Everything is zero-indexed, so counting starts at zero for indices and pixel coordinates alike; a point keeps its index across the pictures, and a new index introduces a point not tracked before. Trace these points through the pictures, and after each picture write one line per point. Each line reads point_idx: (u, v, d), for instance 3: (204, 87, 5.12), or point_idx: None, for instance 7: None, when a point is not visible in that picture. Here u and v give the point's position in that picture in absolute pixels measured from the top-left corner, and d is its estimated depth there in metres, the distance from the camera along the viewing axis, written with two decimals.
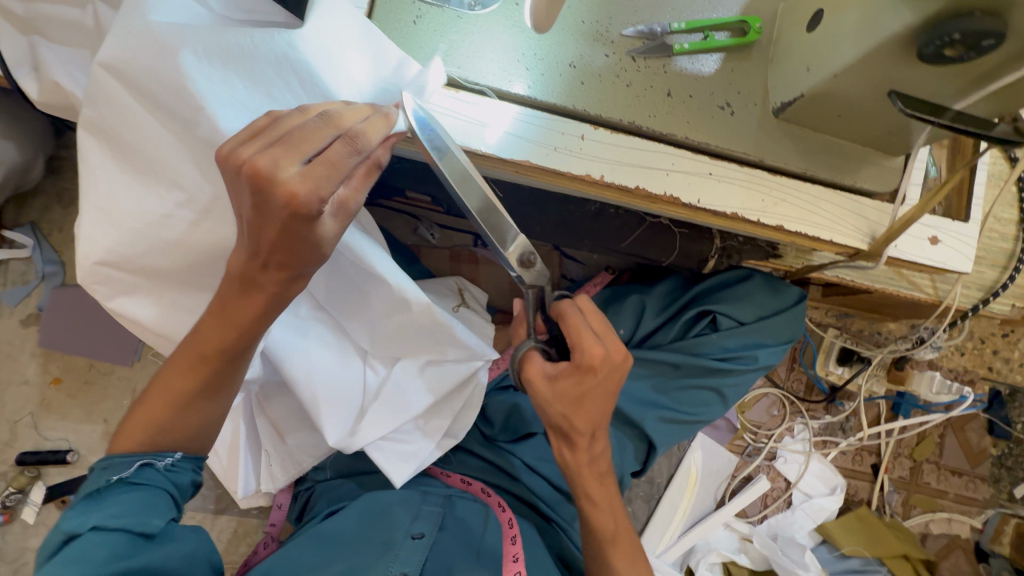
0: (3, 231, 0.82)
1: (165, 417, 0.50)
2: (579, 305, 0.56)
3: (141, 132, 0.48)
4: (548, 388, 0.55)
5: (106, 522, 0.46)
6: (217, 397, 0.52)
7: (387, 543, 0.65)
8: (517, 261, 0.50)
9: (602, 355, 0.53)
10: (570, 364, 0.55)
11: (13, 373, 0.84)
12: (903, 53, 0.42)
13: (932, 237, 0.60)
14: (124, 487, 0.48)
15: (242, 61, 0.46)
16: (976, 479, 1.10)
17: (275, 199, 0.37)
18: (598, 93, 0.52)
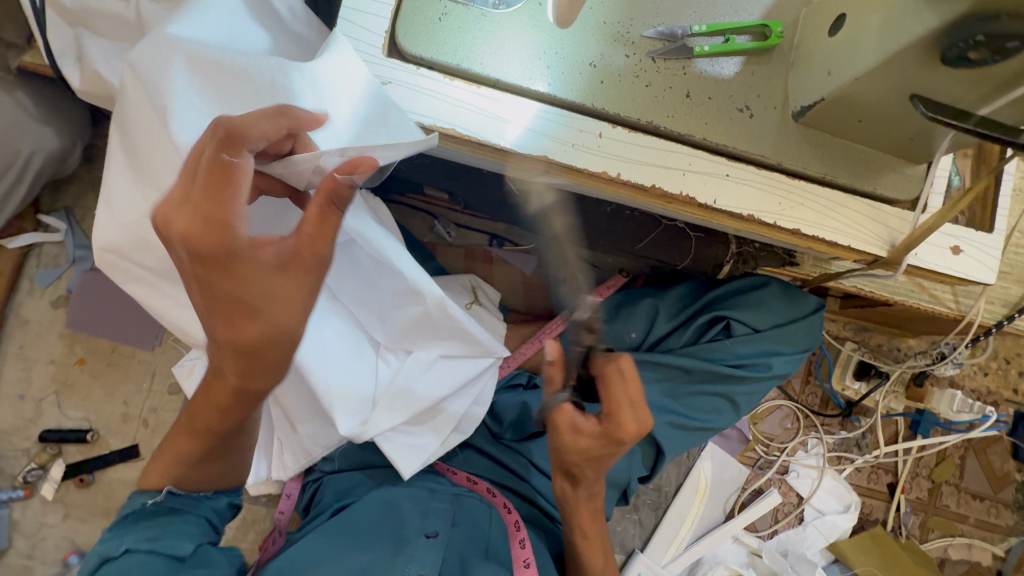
0: (39, 215, 0.86)
1: (177, 466, 0.55)
2: (623, 370, 0.54)
3: (137, 128, 0.51)
4: (572, 440, 0.57)
5: (140, 544, 0.53)
6: (221, 459, 0.56)
7: (399, 539, 0.66)
8: None
9: (634, 430, 0.54)
10: (600, 431, 0.56)
11: (41, 352, 0.87)
12: (925, 58, 0.43)
13: (954, 246, 0.59)
14: (160, 511, 0.55)
15: (230, 85, 0.49)
16: (998, 504, 1.06)
17: (178, 235, 0.41)
18: (618, 91, 0.53)
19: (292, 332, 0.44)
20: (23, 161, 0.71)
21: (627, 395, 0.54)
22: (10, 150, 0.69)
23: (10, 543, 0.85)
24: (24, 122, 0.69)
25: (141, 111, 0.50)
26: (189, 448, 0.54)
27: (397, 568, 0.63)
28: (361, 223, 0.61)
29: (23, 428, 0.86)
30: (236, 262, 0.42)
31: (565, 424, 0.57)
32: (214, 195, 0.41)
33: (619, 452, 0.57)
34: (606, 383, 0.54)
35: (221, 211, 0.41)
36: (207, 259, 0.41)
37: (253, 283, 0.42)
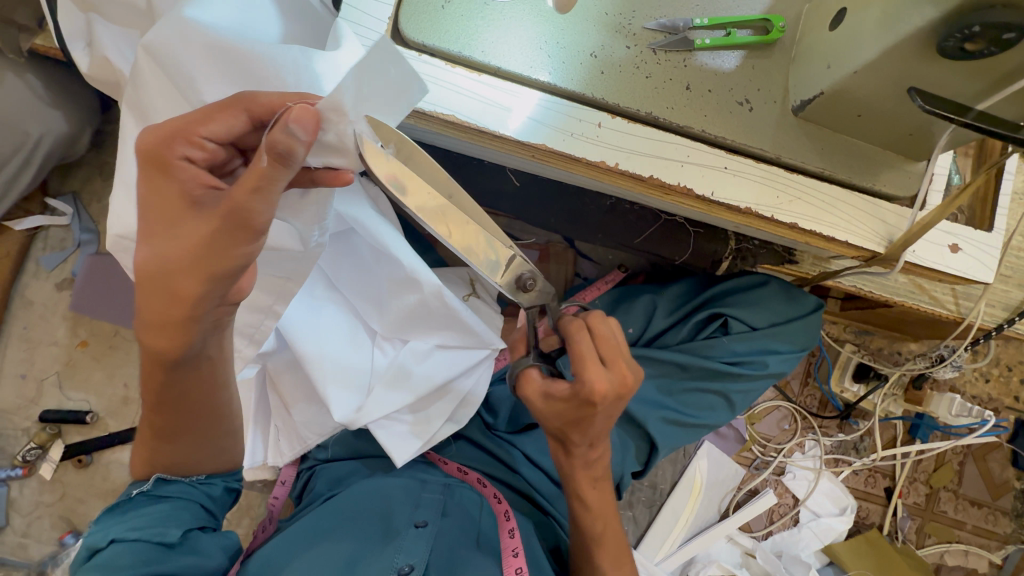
0: (46, 198, 0.87)
1: (144, 445, 0.55)
2: (591, 326, 0.53)
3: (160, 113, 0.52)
4: (546, 407, 0.56)
5: (128, 533, 0.52)
6: (185, 437, 0.54)
7: (389, 530, 0.66)
8: (515, 284, 0.50)
9: (605, 390, 0.52)
10: (574, 396, 0.53)
11: (44, 334, 0.88)
12: (923, 50, 0.43)
13: (953, 245, 0.59)
14: (150, 499, 0.55)
15: (241, 66, 0.49)
16: (996, 511, 1.05)
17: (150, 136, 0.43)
18: (619, 82, 0.54)
19: (187, 292, 0.43)
20: (31, 142, 0.72)
21: (593, 351, 0.52)
22: (19, 132, 0.70)
23: (8, 521, 0.86)
24: (34, 105, 0.70)
25: (161, 91, 0.51)
26: (144, 426, 0.54)
27: (385, 557, 0.62)
28: (360, 212, 0.62)
29: (25, 408, 0.87)
30: (173, 180, 0.43)
31: (534, 390, 0.56)
32: (199, 121, 0.42)
33: (597, 415, 0.54)
34: (572, 339, 0.53)
35: (185, 127, 0.42)
36: (164, 171, 0.43)
37: (177, 214, 0.43)
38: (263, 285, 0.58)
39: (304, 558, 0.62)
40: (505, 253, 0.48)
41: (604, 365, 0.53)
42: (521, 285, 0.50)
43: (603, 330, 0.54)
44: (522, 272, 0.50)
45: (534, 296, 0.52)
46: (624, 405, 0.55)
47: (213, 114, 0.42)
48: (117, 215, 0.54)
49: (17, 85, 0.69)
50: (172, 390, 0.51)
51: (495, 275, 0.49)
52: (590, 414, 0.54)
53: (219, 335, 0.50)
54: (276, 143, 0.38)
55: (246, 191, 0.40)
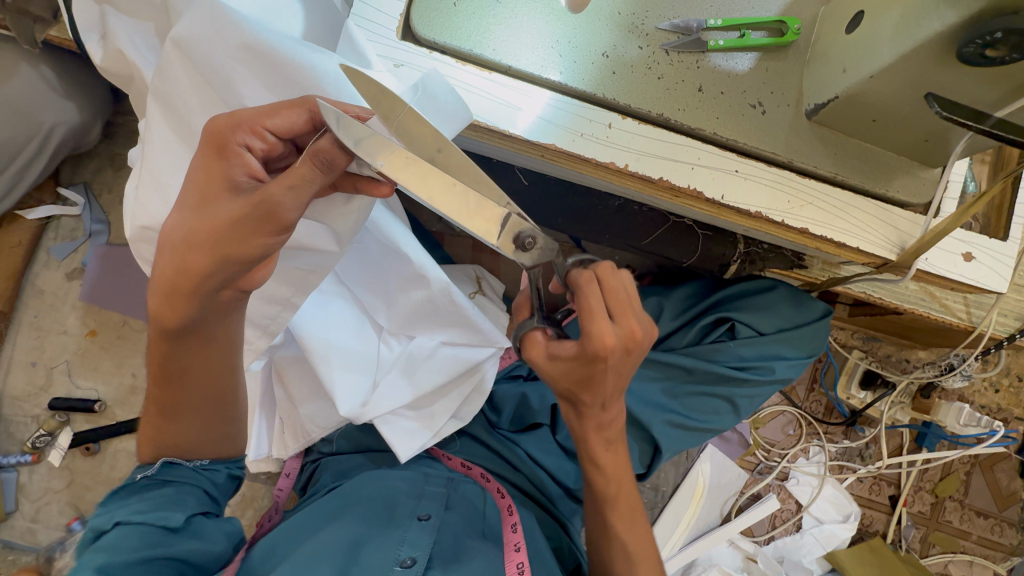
0: (58, 188, 0.88)
1: (149, 425, 0.56)
2: (600, 279, 0.49)
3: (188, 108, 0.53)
4: (553, 367, 0.52)
5: (130, 516, 0.52)
6: (189, 419, 0.55)
7: (392, 520, 0.66)
8: (513, 244, 0.45)
9: (614, 344, 0.47)
10: (580, 351, 0.49)
11: (54, 322, 0.89)
12: (941, 55, 0.42)
13: (966, 253, 0.58)
14: (155, 483, 0.55)
15: (274, 68, 0.50)
16: (1003, 522, 1.04)
17: (219, 121, 0.45)
18: (630, 82, 0.53)
19: (198, 268, 0.44)
20: (42, 133, 0.72)
21: (600, 303, 0.47)
22: (30, 122, 0.70)
23: (18, 506, 0.87)
24: (47, 95, 0.71)
25: (190, 85, 0.52)
26: (149, 404, 0.55)
27: (389, 547, 0.62)
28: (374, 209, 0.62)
29: (35, 395, 0.88)
30: (225, 162, 0.44)
31: (539, 353, 0.52)
32: (268, 113, 0.44)
33: (607, 372, 0.49)
34: (579, 292, 0.48)
35: (254, 117, 0.44)
36: (222, 154, 0.44)
37: (214, 192, 0.44)
38: (282, 276, 0.58)
39: (306, 543, 0.62)
40: (496, 212, 0.43)
41: (612, 319, 0.48)
42: (520, 244, 0.45)
43: (613, 282, 0.49)
44: (521, 231, 0.44)
45: (538, 256, 0.46)
46: (635, 361, 0.50)
47: (280, 110, 0.44)
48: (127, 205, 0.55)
49: (31, 75, 0.69)
50: (187, 372, 0.52)
51: (492, 238, 0.44)
52: (602, 373, 0.49)
53: (225, 320, 0.50)
54: (323, 150, 0.42)
55: (282, 187, 0.42)
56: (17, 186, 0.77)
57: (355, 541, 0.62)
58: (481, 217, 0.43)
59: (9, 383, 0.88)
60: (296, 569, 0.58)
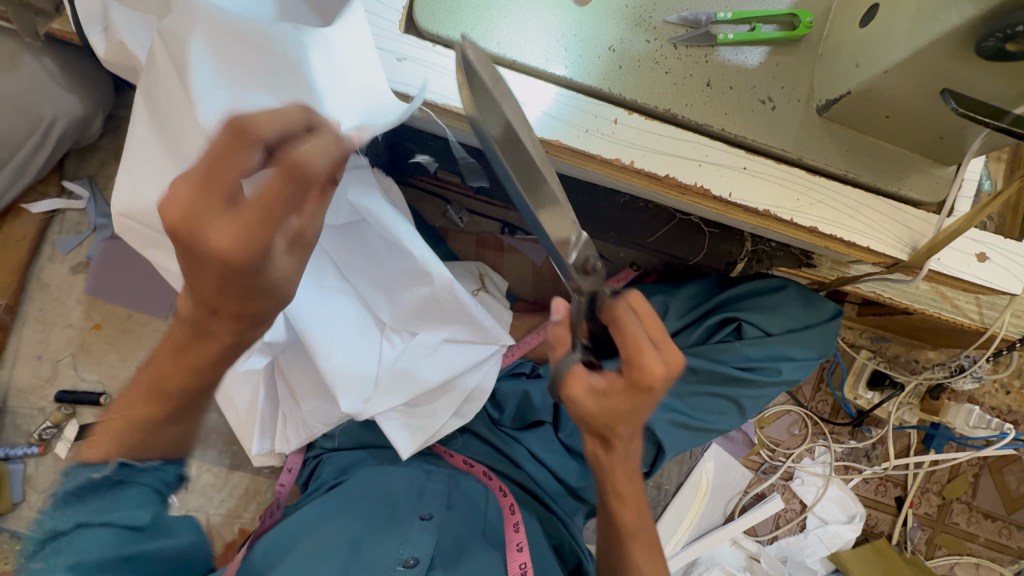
0: (62, 181, 0.88)
1: (128, 432, 0.48)
2: (635, 309, 0.46)
3: (172, 100, 0.51)
4: (596, 404, 0.49)
5: (96, 518, 0.50)
6: (184, 422, 0.50)
7: (395, 519, 0.66)
8: (577, 267, 0.45)
9: (662, 373, 0.46)
10: (624, 382, 0.47)
11: (59, 315, 0.89)
12: (959, 50, 0.41)
13: (980, 253, 0.57)
14: (106, 484, 0.49)
15: (245, 54, 0.48)
16: (1011, 525, 1.03)
17: (209, 250, 0.36)
18: (636, 77, 0.52)
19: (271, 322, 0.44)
20: (45, 126, 0.72)
21: (647, 334, 0.46)
22: (33, 115, 0.70)
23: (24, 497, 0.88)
24: (48, 87, 0.70)
25: (169, 75, 0.50)
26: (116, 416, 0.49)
27: (390, 546, 0.62)
28: (375, 203, 0.61)
29: (41, 388, 0.88)
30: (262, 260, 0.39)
31: (583, 387, 0.48)
32: (247, 202, 0.36)
33: (651, 402, 0.48)
34: (619, 325, 0.46)
35: (249, 214, 0.36)
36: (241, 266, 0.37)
37: (264, 279, 0.40)
38: None
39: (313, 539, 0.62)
40: (573, 233, 0.43)
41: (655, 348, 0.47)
42: (583, 268, 0.45)
43: (645, 309, 0.47)
44: (590, 256, 0.44)
45: (593, 284, 0.46)
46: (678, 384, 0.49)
47: (268, 182, 0.37)
48: (123, 201, 0.54)
49: (35, 68, 0.69)
50: (178, 376, 0.46)
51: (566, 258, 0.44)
52: (646, 403, 0.48)
53: None
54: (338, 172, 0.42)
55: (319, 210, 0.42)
56: (20, 179, 0.77)
57: (358, 539, 0.63)
58: (555, 232, 0.43)
59: (14, 375, 0.88)
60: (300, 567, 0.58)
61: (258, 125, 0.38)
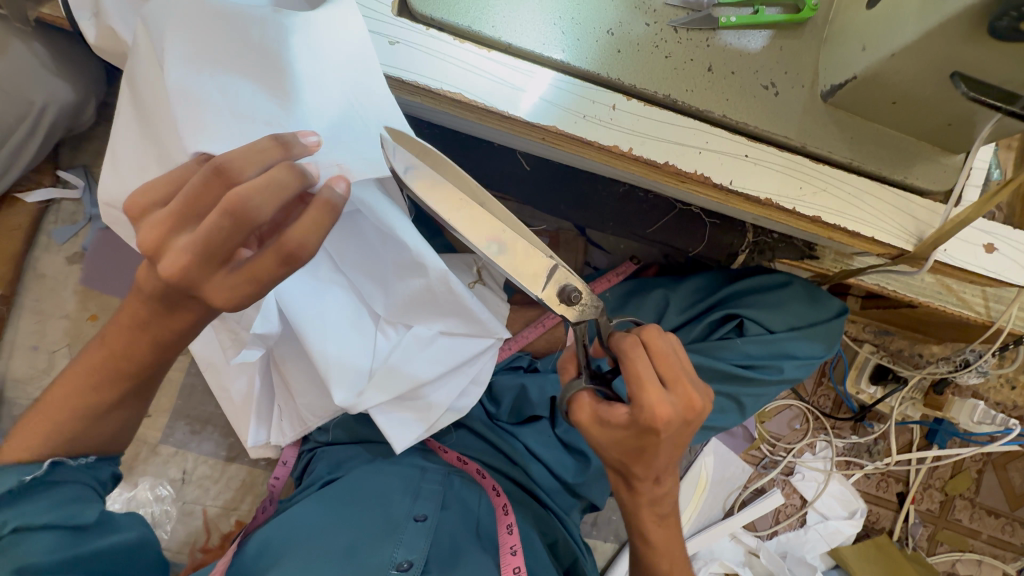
0: (57, 171, 0.87)
1: (69, 424, 0.48)
2: (646, 344, 0.48)
3: (146, 82, 0.50)
4: (602, 435, 0.49)
5: (31, 521, 0.45)
6: (134, 404, 0.51)
7: (390, 522, 0.65)
8: (560, 298, 0.48)
9: (668, 416, 0.46)
10: (630, 420, 0.47)
11: (54, 306, 0.89)
12: (971, 30, 0.39)
13: (988, 244, 0.56)
14: (40, 486, 0.47)
15: (217, 36, 0.46)
16: (1014, 522, 1.02)
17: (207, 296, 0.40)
18: (635, 61, 0.51)
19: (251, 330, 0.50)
20: (36, 112, 0.72)
21: (652, 372, 0.46)
22: (23, 100, 0.70)
23: None
24: (38, 73, 0.70)
25: (146, 58, 0.49)
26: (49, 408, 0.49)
27: (385, 548, 0.62)
28: (367, 193, 0.57)
29: (36, 379, 0.88)
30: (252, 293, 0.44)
31: (590, 416, 0.49)
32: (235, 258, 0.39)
33: (660, 444, 0.48)
34: (626, 358, 0.47)
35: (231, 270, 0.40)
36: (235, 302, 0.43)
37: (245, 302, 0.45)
38: None
39: (308, 541, 0.61)
40: (545, 263, 0.46)
41: (665, 389, 0.47)
42: (566, 297, 0.48)
43: (660, 347, 0.48)
44: (567, 285, 0.47)
45: (583, 311, 0.49)
46: (692, 429, 0.49)
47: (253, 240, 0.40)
48: (111, 188, 0.53)
49: (23, 53, 0.68)
50: (129, 359, 0.47)
51: (538, 290, 0.47)
52: (654, 445, 0.48)
53: None
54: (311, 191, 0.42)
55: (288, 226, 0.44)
56: (12, 167, 0.76)
57: (352, 542, 0.62)
58: (527, 267, 0.46)
59: (11, 366, 0.88)
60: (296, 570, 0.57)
61: (238, 167, 0.38)
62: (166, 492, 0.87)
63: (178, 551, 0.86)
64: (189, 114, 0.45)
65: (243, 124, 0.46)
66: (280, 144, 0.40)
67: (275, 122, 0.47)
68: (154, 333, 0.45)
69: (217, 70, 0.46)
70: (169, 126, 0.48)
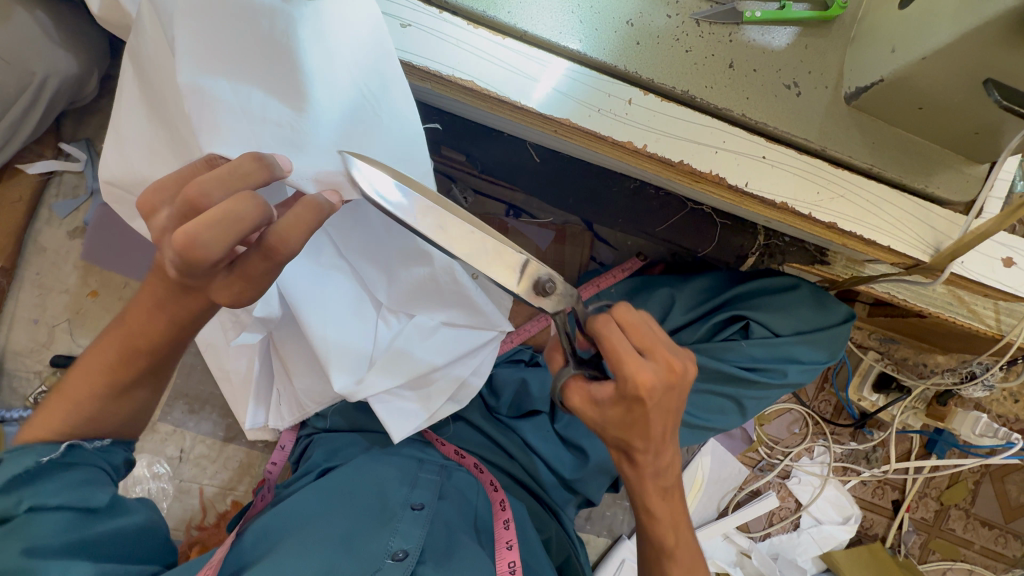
0: (59, 144, 0.86)
1: (85, 407, 0.48)
2: (618, 319, 0.46)
3: (156, 64, 0.49)
4: (597, 415, 0.49)
5: (44, 501, 0.45)
6: (152, 386, 0.51)
7: (386, 512, 0.64)
8: (533, 288, 0.44)
9: (651, 382, 0.44)
10: (616, 393, 0.46)
11: (56, 281, 0.88)
12: (1008, 39, 0.37)
13: (1006, 258, 0.55)
14: (54, 468, 0.47)
15: (223, 24, 0.44)
16: (1007, 534, 1.02)
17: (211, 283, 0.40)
18: (654, 55, 0.49)
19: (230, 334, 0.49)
20: (38, 83, 0.70)
21: (629, 343, 0.45)
22: (24, 71, 0.68)
23: None
24: (41, 43, 0.68)
25: (154, 40, 0.48)
26: (66, 391, 0.49)
27: (380, 538, 0.60)
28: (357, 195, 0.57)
29: (37, 352, 0.88)
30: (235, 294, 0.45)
31: (583, 399, 0.49)
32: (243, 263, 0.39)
33: (650, 413, 0.46)
34: (600, 335, 0.46)
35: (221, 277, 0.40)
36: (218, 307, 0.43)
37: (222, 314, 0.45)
38: None
39: (302, 526, 0.61)
40: (515, 258, 0.43)
41: (643, 357, 0.46)
42: (539, 289, 0.44)
43: (631, 319, 0.47)
44: (540, 276, 0.44)
45: (559, 302, 0.46)
46: (678, 395, 0.48)
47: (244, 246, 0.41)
48: (116, 169, 0.53)
49: (25, 21, 0.66)
50: (145, 337, 0.46)
51: (511, 285, 0.43)
52: (644, 416, 0.47)
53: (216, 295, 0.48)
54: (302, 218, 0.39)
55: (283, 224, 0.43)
56: (14, 138, 0.75)
57: (349, 533, 0.60)
58: (497, 262, 0.43)
59: (11, 339, 0.88)
60: (295, 548, 0.57)
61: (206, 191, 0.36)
62: (163, 470, 0.88)
63: (174, 528, 0.87)
64: (200, 120, 0.44)
65: (255, 124, 0.45)
66: (262, 164, 0.39)
67: (286, 122, 0.46)
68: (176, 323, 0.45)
69: (225, 64, 0.45)
70: (181, 117, 0.48)
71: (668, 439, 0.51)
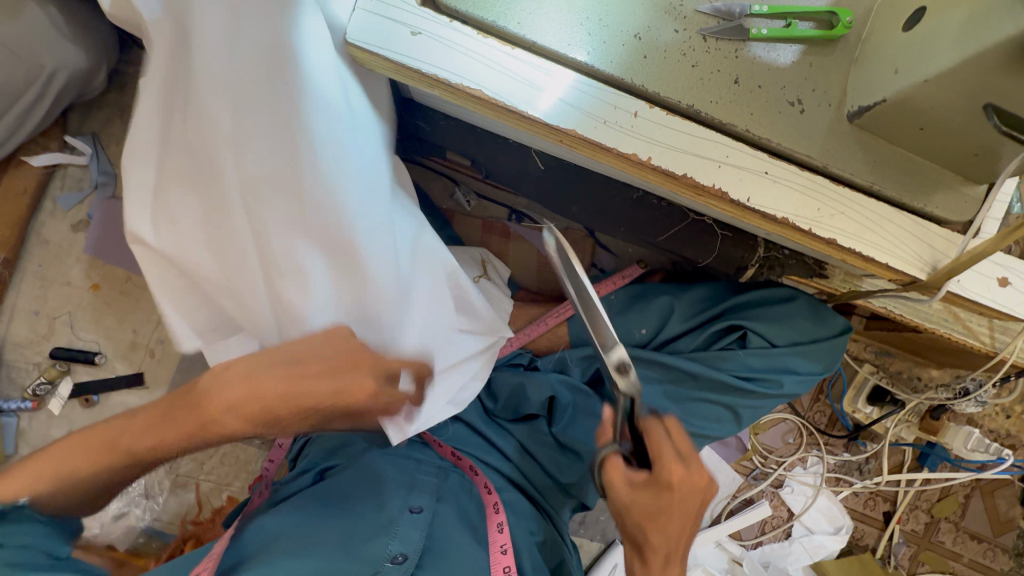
0: (65, 136, 0.86)
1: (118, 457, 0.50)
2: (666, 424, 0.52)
3: (209, 219, 0.54)
4: (625, 494, 0.52)
5: None
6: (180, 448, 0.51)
7: (385, 517, 0.64)
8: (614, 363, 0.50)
9: (683, 480, 0.50)
10: (649, 478, 0.51)
11: (58, 273, 0.88)
12: (1009, 64, 0.38)
13: (1002, 278, 0.55)
14: None
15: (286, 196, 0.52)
16: (996, 548, 1.02)
17: None
18: (661, 68, 0.50)
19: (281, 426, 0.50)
20: (45, 76, 0.70)
21: (672, 447, 0.51)
22: (33, 64, 0.68)
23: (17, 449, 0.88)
24: (50, 37, 0.68)
25: (203, 200, 0.53)
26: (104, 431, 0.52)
27: (379, 543, 0.61)
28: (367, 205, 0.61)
29: (37, 344, 0.88)
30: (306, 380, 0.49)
31: (617, 475, 0.52)
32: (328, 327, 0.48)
33: (674, 506, 0.51)
34: (649, 431, 0.51)
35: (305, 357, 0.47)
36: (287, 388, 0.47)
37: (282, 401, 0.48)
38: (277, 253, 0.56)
39: (296, 533, 0.60)
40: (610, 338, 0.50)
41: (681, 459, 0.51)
42: (621, 368, 0.50)
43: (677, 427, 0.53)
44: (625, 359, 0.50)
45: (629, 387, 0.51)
46: (700, 500, 0.53)
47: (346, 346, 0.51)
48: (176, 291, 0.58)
49: (36, 15, 0.67)
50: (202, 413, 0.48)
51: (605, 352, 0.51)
52: (669, 506, 0.51)
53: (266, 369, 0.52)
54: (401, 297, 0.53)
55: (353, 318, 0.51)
56: (19, 130, 0.75)
57: (352, 536, 0.62)
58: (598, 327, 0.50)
59: (11, 330, 0.88)
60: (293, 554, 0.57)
61: None
62: (159, 465, 0.88)
63: (169, 522, 0.87)
64: (265, 248, 0.53)
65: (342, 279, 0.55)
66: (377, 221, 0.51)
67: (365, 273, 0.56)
68: (257, 384, 0.48)
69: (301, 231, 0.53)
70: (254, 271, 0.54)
71: (681, 545, 0.55)
